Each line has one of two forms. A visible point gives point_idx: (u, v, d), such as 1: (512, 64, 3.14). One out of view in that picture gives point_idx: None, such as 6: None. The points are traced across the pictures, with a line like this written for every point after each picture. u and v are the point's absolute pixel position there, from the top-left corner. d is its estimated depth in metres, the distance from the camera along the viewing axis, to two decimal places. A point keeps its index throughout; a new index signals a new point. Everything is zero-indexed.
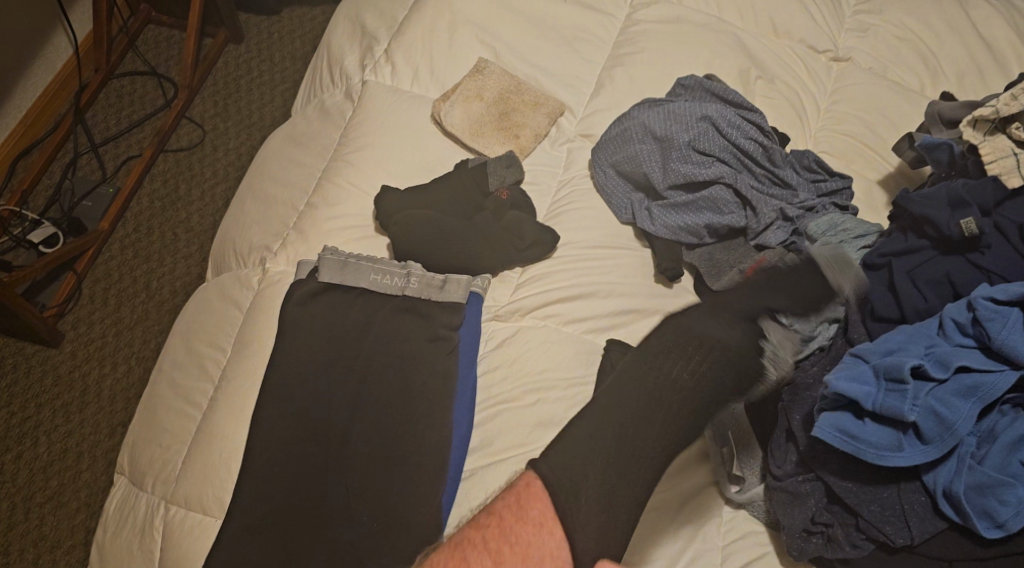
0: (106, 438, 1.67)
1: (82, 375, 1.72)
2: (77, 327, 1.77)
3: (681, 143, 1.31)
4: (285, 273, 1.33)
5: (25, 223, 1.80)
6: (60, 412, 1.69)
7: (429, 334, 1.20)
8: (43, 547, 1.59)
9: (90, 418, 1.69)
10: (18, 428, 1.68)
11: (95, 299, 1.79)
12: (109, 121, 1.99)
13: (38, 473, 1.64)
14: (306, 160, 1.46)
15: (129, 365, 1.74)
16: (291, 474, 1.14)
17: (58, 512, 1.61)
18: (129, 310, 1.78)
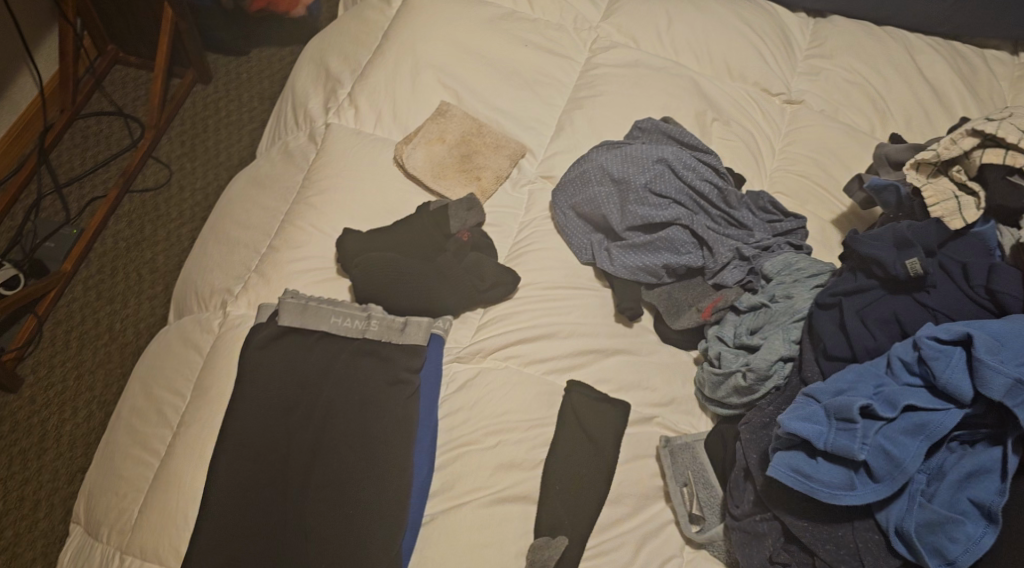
0: (64, 485, 1.65)
1: (41, 421, 1.70)
2: (36, 371, 1.75)
3: (638, 186, 1.32)
4: (246, 317, 1.32)
5: None
6: (17, 458, 1.67)
7: (390, 377, 1.20)
8: None
9: (48, 465, 1.66)
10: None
11: (56, 342, 1.78)
12: (74, 162, 1.98)
13: None
14: (269, 203, 1.46)
15: (90, 409, 1.72)
16: (251, 521, 1.13)
17: (13, 562, 1.58)
18: (92, 353, 1.77)
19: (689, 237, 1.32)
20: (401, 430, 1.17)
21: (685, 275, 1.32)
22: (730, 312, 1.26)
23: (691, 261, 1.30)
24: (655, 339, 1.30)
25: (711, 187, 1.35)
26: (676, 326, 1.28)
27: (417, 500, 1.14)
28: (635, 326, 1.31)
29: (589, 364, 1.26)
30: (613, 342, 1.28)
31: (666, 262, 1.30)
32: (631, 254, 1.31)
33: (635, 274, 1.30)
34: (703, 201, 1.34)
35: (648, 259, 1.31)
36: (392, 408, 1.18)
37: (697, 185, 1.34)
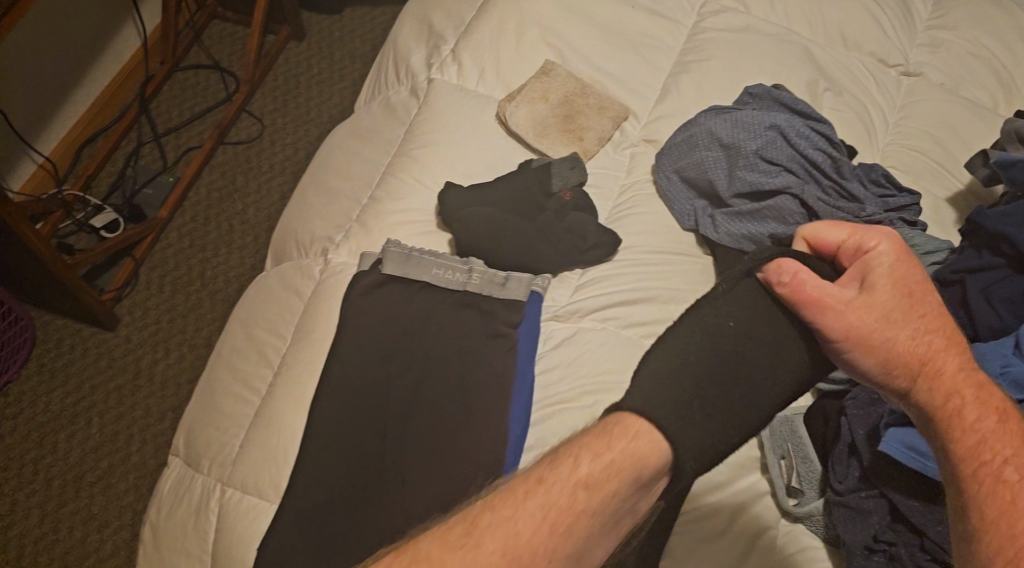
0: (156, 421, 1.71)
1: (136, 359, 1.76)
2: (131, 312, 1.80)
3: (748, 151, 1.30)
4: (346, 265, 1.34)
5: (88, 207, 1.86)
6: (114, 394, 1.73)
7: (489, 330, 1.21)
8: (93, 525, 1.62)
9: (141, 402, 1.72)
10: (71, 409, 1.71)
11: (152, 286, 1.83)
12: (171, 112, 2.03)
13: (90, 452, 1.68)
14: (369, 156, 1.48)
15: (181, 352, 1.77)
16: (351, 462, 1.15)
17: (107, 493, 1.64)
18: (183, 299, 1.82)
19: (799, 207, 1.28)
20: (498, 384, 1.17)
21: None
22: None
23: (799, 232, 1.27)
24: None
25: (825, 156, 1.32)
26: None
27: (512, 455, 1.14)
28: None
29: None
30: None
31: (772, 231, 1.27)
32: (736, 221, 1.29)
33: (738, 242, 1.28)
34: (815, 171, 1.31)
35: (753, 227, 1.28)
36: (490, 362, 1.18)
37: (810, 153, 1.31)
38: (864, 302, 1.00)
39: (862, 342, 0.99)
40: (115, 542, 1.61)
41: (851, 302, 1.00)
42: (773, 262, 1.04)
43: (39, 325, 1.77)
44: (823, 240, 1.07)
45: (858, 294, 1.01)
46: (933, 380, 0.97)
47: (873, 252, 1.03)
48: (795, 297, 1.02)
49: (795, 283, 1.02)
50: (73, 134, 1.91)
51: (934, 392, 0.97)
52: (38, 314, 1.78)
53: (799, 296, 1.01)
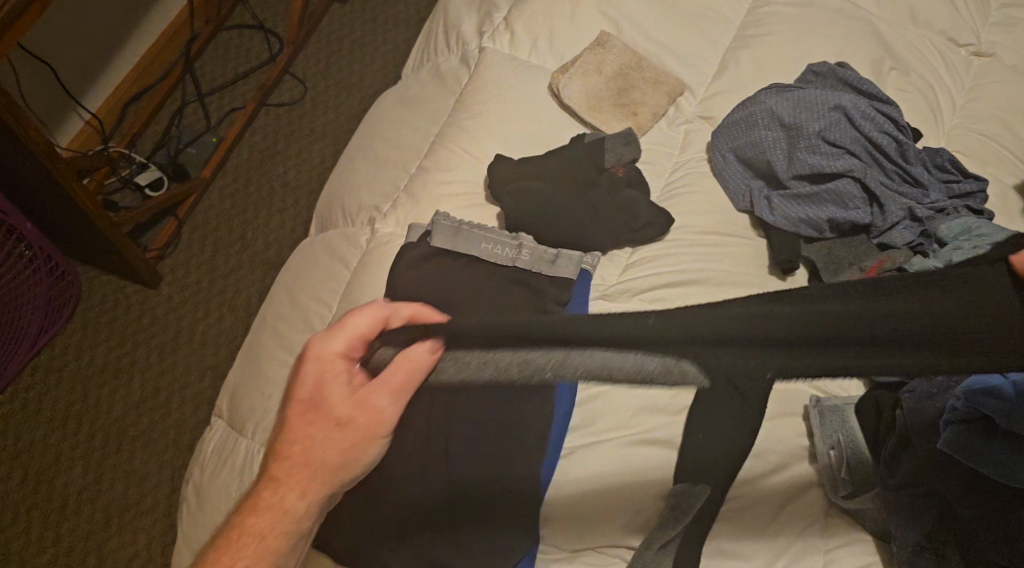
0: (197, 380, 1.72)
1: (178, 318, 1.77)
2: (174, 272, 1.81)
3: (810, 133, 1.26)
4: (394, 235, 1.33)
5: (133, 164, 1.85)
6: (156, 351, 1.74)
7: (537, 308, 1.19)
8: (133, 479, 1.64)
9: (183, 361, 1.73)
10: (114, 365, 1.72)
11: (194, 247, 1.83)
12: (216, 72, 2.02)
13: (132, 407, 1.69)
14: (418, 124, 1.46)
15: (222, 312, 1.78)
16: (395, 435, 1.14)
17: (148, 448, 1.66)
18: (224, 261, 1.82)
19: (860, 192, 1.25)
20: None
21: (848, 233, 1.26)
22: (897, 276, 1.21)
23: (858, 217, 1.24)
24: None
25: (890, 140, 1.27)
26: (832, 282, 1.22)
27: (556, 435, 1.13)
28: (789, 280, 1.26)
29: None
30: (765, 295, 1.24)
31: (831, 216, 1.24)
32: (795, 205, 1.26)
33: (796, 226, 1.25)
34: (879, 154, 1.27)
35: (812, 211, 1.25)
36: None
37: (874, 136, 1.27)
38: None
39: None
40: (156, 496, 1.63)
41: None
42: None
43: (85, 282, 1.78)
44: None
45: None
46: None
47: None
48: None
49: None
50: (118, 91, 1.89)
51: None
52: (83, 270, 1.79)
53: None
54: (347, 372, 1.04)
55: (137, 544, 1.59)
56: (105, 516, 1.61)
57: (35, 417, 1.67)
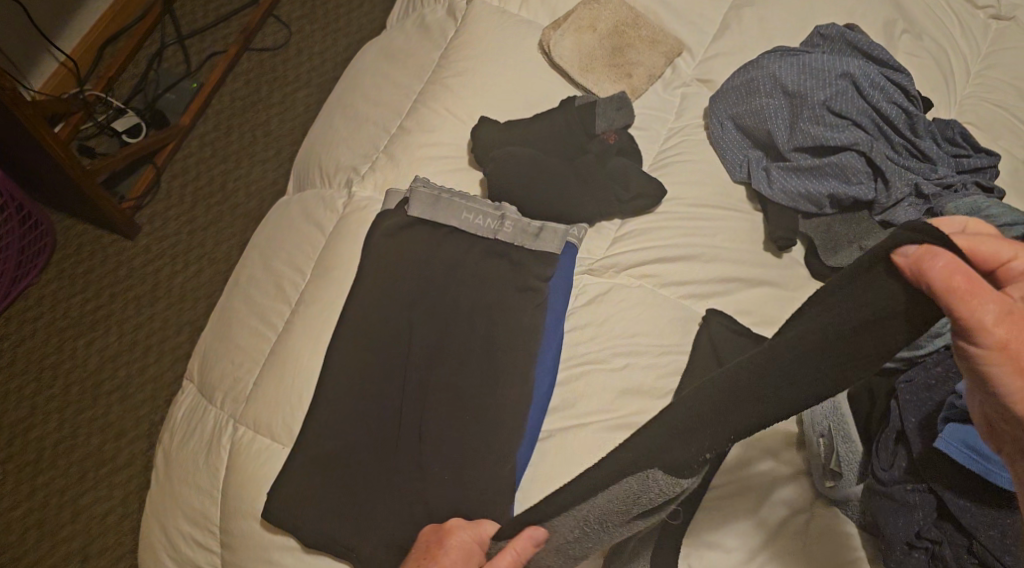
0: (175, 333, 1.65)
1: (155, 270, 1.70)
2: (152, 222, 1.74)
3: (815, 102, 1.19)
4: (371, 200, 1.26)
5: (110, 109, 1.78)
6: (133, 304, 1.67)
7: (519, 283, 1.12)
8: (111, 433, 1.58)
9: (161, 314, 1.67)
10: (90, 317, 1.66)
11: (173, 196, 1.76)
12: (196, 12, 1.91)
13: (110, 359, 1.63)
14: (401, 81, 1.37)
15: (201, 265, 1.71)
16: (368, 413, 1.09)
17: (124, 402, 1.60)
18: (204, 211, 1.74)
19: (864, 166, 1.18)
20: (525, 340, 1.10)
21: (850, 208, 1.20)
22: None
23: (861, 193, 1.17)
24: (806, 272, 1.20)
25: (899, 111, 1.20)
26: (831, 263, 1.17)
27: (536, 417, 1.08)
28: (784, 257, 1.20)
29: (731, 293, 1.17)
30: (758, 272, 1.18)
31: (832, 191, 1.17)
32: (793, 177, 1.20)
33: (793, 200, 1.19)
34: (886, 126, 1.20)
35: (813, 185, 1.19)
36: (520, 315, 1.11)
37: (882, 107, 1.19)
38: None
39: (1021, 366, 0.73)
40: (132, 452, 1.58)
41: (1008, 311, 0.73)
42: (922, 248, 0.77)
43: (60, 231, 1.71)
44: (983, 253, 0.78)
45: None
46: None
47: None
48: (917, 280, 0.77)
49: (946, 280, 0.74)
50: (95, 31, 1.80)
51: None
52: (59, 218, 1.72)
53: (922, 274, 0.76)
54: None
55: (113, 498, 1.54)
56: (82, 470, 1.56)
57: (8, 369, 1.62)
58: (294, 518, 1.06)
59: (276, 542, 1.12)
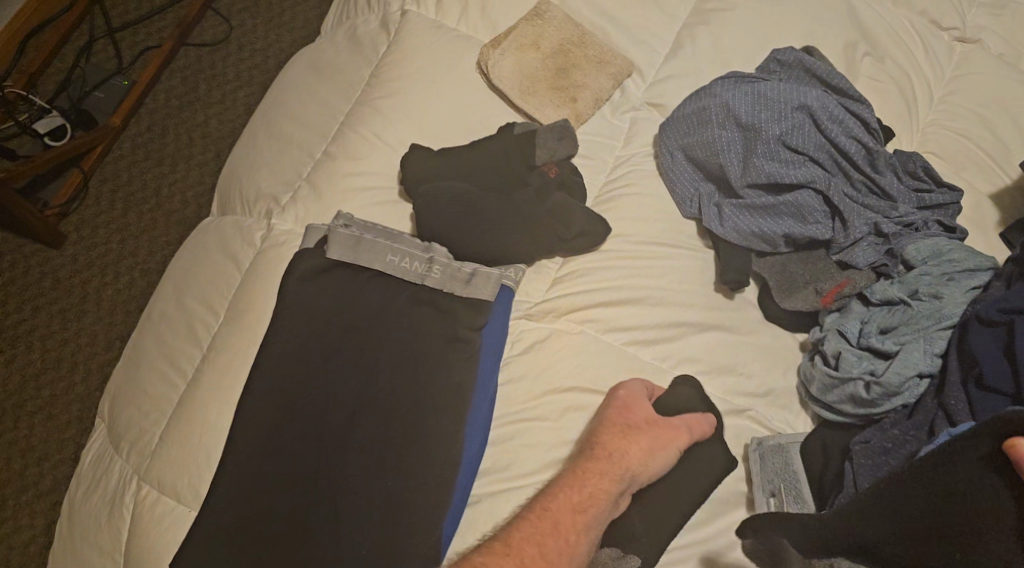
0: (102, 350, 1.54)
1: (82, 283, 1.57)
2: (79, 230, 1.61)
3: (769, 136, 1.10)
4: (291, 234, 1.15)
5: (33, 109, 1.62)
6: (58, 317, 1.55)
7: (448, 333, 1.03)
8: (31, 458, 1.47)
9: (87, 328, 1.55)
10: (12, 331, 1.54)
11: (102, 201, 1.63)
12: (128, 5, 1.78)
13: (32, 379, 1.51)
14: (329, 99, 1.27)
15: (131, 277, 1.59)
16: (281, 477, 1.00)
17: (48, 425, 1.49)
18: (136, 218, 1.62)
19: (821, 204, 1.11)
20: (454, 397, 1.01)
21: (806, 247, 1.12)
22: (856, 302, 1.07)
23: (818, 233, 1.10)
24: (760, 317, 1.12)
25: (858, 145, 1.12)
26: (785, 306, 1.09)
27: (464, 482, 0.99)
28: (736, 299, 1.12)
29: (681, 339, 1.08)
30: (709, 316, 1.10)
31: (788, 231, 1.10)
32: (747, 216, 1.11)
33: (747, 241, 1.11)
34: (845, 161, 1.12)
35: (767, 225, 1.10)
36: (448, 370, 1.01)
37: (841, 142, 1.11)
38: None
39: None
40: (54, 479, 1.46)
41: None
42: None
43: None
44: None
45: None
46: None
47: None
48: None
49: None
50: None
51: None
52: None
53: None
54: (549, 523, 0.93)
55: (35, 528, 1.44)
56: (0, 498, 1.45)
57: None
58: None
59: None
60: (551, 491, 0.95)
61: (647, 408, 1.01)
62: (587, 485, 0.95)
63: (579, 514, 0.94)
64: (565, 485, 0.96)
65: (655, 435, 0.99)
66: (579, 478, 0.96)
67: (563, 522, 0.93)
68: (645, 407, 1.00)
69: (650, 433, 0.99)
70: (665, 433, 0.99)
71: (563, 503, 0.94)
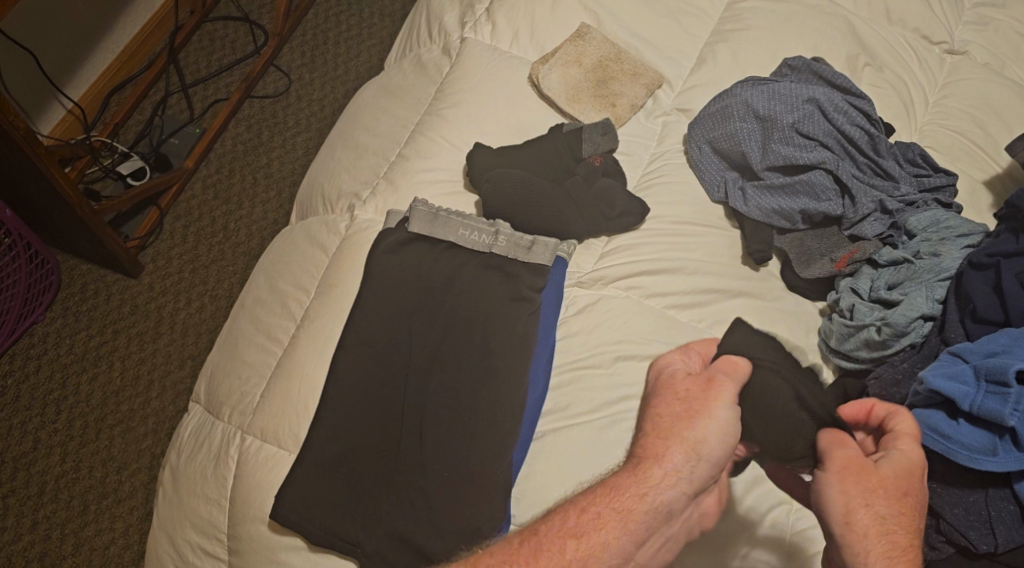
0: (177, 369, 1.69)
1: (157, 308, 1.74)
2: (156, 261, 1.78)
3: (784, 125, 1.28)
4: (372, 222, 1.34)
5: (115, 154, 1.83)
6: (136, 339, 1.71)
7: (513, 293, 1.20)
8: (111, 467, 1.61)
9: (162, 349, 1.70)
10: (94, 351, 1.69)
11: (176, 236, 1.81)
12: (200, 63, 1.98)
13: (110, 397, 1.66)
14: (400, 113, 1.46)
15: (202, 302, 1.75)
16: (370, 418, 1.15)
17: (126, 437, 1.63)
18: (207, 249, 1.79)
19: (832, 183, 1.27)
20: (520, 345, 1.17)
21: (820, 224, 1.28)
22: (867, 266, 1.23)
23: (830, 209, 1.26)
24: (783, 285, 1.27)
25: (861, 133, 1.30)
26: (803, 275, 1.25)
27: (529, 417, 1.15)
28: (762, 270, 1.28)
29: (712, 303, 1.23)
30: (739, 284, 1.25)
31: (803, 207, 1.26)
32: (768, 196, 1.28)
33: (768, 217, 1.27)
34: (851, 147, 1.30)
35: (785, 202, 1.27)
36: (513, 322, 1.18)
37: (846, 129, 1.29)
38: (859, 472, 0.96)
39: (835, 489, 0.95)
40: (133, 485, 1.60)
41: (847, 463, 0.97)
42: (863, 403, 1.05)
43: (65, 269, 1.75)
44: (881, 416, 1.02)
45: (864, 464, 0.96)
46: (892, 541, 0.91)
47: (900, 429, 0.99)
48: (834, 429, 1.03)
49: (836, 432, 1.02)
50: (99, 83, 1.87)
51: (877, 540, 0.91)
52: (64, 258, 1.76)
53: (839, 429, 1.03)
54: (560, 547, 0.94)
55: (115, 530, 1.57)
56: (82, 503, 1.59)
57: (13, 405, 1.64)
58: (301, 517, 1.12)
59: (283, 542, 1.16)
60: (583, 499, 0.97)
61: (679, 384, 1.02)
62: (600, 502, 0.96)
63: (576, 538, 0.94)
64: (592, 496, 0.97)
65: (682, 403, 0.99)
66: (614, 482, 0.97)
67: (561, 542, 0.95)
68: (681, 380, 1.02)
69: (680, 413, 0.98)
70: (695, 401, 0.99)
71: (566, 524, 0.96)
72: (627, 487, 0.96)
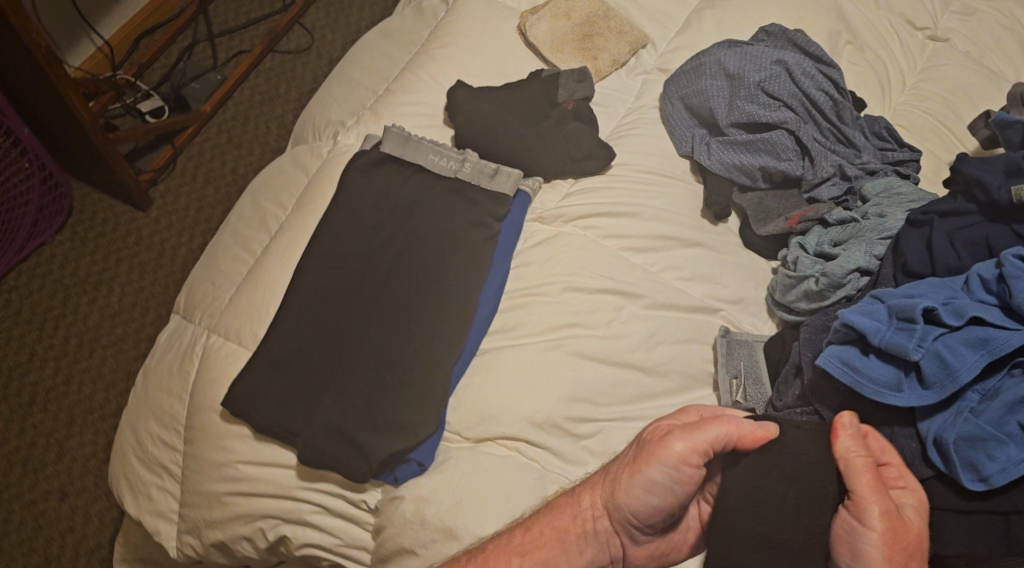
0: (172, 296, 1.76)
1: (160, 241, 1.80)
2: (164, 197, 1.85)
3: (750, 83, 1.33)
4: (352, 145, 1.40)
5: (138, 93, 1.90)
6: (137, 268, 1.78)
7: (474, 219, 1.26)
8: (101, 384, 1.67)
9: (161, 279, 1.77)
10: (94, 277, 1.76)
11: (185, 174, 1.88)
12: (228, 15, 2.05)
13: (107, 320, 1.73)
14: (394, 53, 1.52)
15: (204, 238, 1.82)
16: (326, 324, 1.21)
17: (119, 357, 1.70)
18: (214, 191, 1.86)
19: (793, 144, 1.31)
20: (473, 268, 1.23)
21: (781, 184, 1.32)
22: (818, 225, 1.26)
23: (790, 168, 1.30)
24: (739, 241, 1.31)
25: (826, 98, 1.34)
26: (761, 233, 1.28)
27: (476, 333, 1.21)
28: (720, 225, 1.32)
29: (668, 250, 1.27)
30: (695, 234, 1.30)
31: (763, 164, 1.30)
32: (729, 151, 1.32)
33: (728, 171, 1.31)
34: (815, 111, 1.34)
35: (746, 158, 1.31)
36: (469, 246, 1.24)
37: (811, 93, 1.33)
38: (899, 520, 0.97)
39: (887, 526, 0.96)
40: (118, 402, 1.67)
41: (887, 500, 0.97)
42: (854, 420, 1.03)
43: (78, 196, 1.83)
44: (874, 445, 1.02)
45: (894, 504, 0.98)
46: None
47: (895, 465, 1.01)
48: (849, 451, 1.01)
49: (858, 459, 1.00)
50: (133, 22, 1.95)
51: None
52: (79, 187, 1.84)
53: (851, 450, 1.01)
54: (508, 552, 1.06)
55: (96, 444, 1.63)
56: (69, 415, 1.65)
57: (14, 316, 1.72)
58: (251, 409, 1.18)
59: (233, 431, 1.22)
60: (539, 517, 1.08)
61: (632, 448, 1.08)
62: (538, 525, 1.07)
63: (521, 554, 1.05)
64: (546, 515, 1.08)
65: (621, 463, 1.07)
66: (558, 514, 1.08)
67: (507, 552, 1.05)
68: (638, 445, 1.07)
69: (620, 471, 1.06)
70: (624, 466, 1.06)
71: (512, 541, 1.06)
72: (564, 507, 1.08)
